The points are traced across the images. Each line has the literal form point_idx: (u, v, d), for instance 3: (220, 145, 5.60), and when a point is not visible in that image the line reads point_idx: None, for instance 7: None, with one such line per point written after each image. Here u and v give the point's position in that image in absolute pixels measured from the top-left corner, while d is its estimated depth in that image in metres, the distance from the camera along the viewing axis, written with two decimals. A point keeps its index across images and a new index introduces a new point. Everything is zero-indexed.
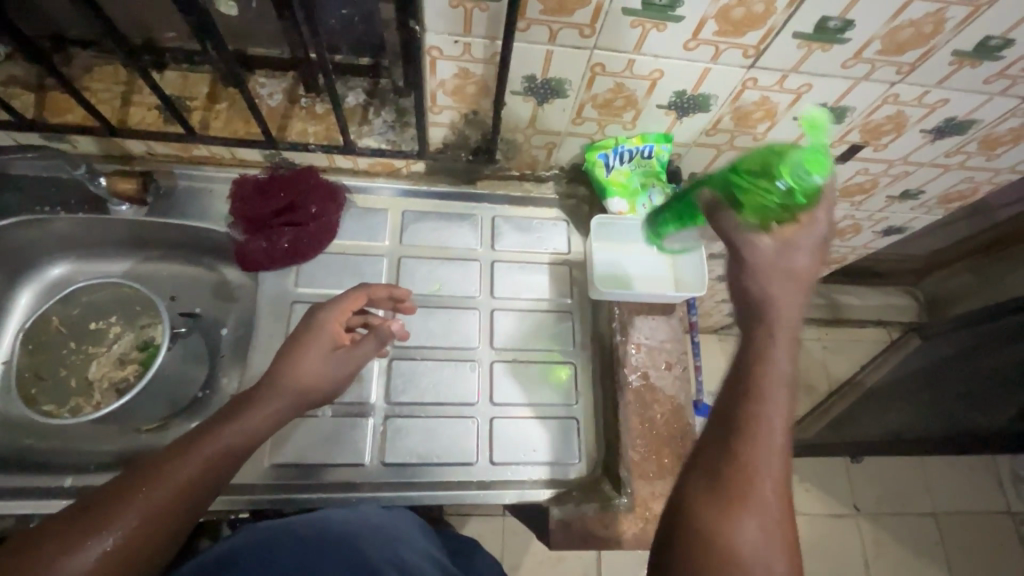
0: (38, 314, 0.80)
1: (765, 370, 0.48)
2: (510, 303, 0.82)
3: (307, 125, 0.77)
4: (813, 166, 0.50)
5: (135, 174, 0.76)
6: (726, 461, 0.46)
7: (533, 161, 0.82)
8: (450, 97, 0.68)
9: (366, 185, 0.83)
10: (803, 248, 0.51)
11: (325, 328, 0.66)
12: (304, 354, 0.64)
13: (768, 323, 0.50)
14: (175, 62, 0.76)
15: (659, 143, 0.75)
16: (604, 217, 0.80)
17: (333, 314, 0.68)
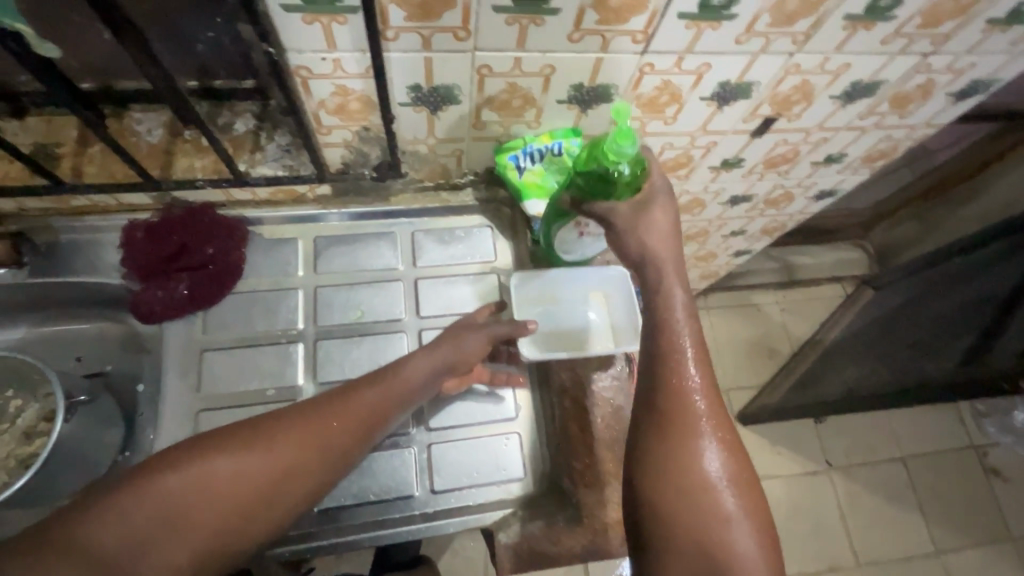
0: None
1: (668, 308, 0.57)
2: (439, 320, 0.78)
3: (193, 159, 0.72)
4: (626, 140, 0.54)
5: (4, 236, 0.69)
6: (657, 437, 0.52)
7: (445, 169, 0.78)
8: (336, 117, 0.64)
9: (272, 215, 0.78)
10: (652, 206, 0.62)
11: (452, 352, 0.65)
12: (411, 382, 0.62)
13: (655, 268, 0.60)
14: (34, 107, 0.69)
15: (567, 138, 0.71)
16: (525, 275, 0.77)
17: (462, 335, 0.67)
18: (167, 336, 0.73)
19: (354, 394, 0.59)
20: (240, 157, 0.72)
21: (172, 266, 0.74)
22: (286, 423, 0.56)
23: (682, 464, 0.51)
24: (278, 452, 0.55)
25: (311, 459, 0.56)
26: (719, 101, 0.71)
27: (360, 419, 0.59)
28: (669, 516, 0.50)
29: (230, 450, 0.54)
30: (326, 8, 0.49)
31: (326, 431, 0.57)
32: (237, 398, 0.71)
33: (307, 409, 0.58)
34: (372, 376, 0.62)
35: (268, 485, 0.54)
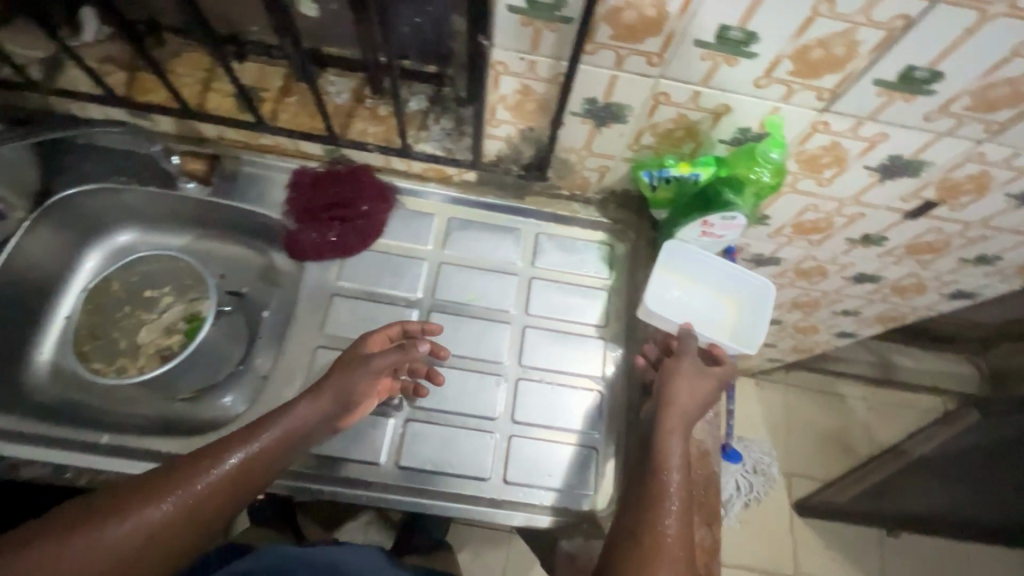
0: (106, 277, 0.84)
1: (675, 370, 0.68)
2: (544, 322, 0.81)
3: (368, 125, 0.80)
4: (773, 149, 0.63)
5: (205, 155, 0.82)
6: (636, 486, 0.61)
7: (584, 182, 0.81)
8: (510, 113, 0.68)
9: (417, 189, 0.84)
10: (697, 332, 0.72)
11: (352, 383, 0.66)
12: (295, 428, 0.62)
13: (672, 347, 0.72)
14: (252, 54, 0.80)
15: (707, 169, 0.68)
16: (677, 242, 0.74)
17: (348, 365, 0.67)
18: (305, 275, 0.80)
19: (229, 448, 0.58)
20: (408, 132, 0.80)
21: (325, 214, 0.81)
22: (153, 483, 0.54)
23: (648, 502, 0.59)
24: (142, 517, 0.52)
25: (181, 522, 0.54)
26: (883, 173, 0.69)
27: (236, 478, 0.57)
28: (644, 495, 0.60)
29: (118, 513, 0.52)
30: (545, 15, 0.54)
31: (201, 490, 0.55)
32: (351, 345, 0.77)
33: (170, 468, 0.56)
34: (253, 426, 0.61)
35: (132, 555, 0.52)
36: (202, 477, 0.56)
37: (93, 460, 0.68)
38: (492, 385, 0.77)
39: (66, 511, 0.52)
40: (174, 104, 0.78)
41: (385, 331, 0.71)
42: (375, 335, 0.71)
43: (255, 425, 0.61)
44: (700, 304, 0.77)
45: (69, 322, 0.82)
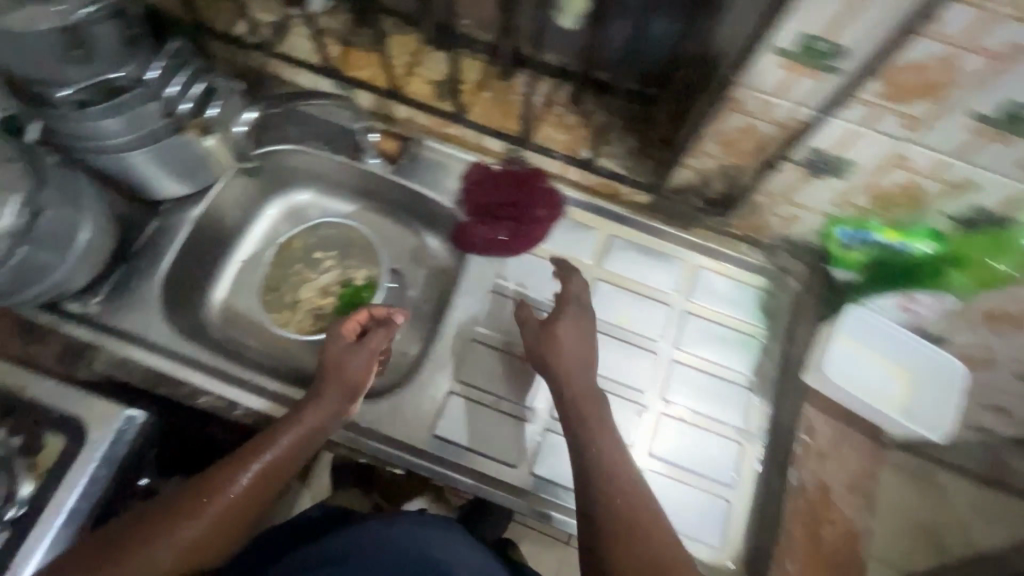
0: (282, 232, 0.92)
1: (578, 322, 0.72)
2: (692, 360, 0.79)
3: (555, 132, 0.80)
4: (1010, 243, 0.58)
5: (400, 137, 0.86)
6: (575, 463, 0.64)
7: (763, 226, 0.78)
8: (717, 148, 0.66)
9: (585, 202, 0.84)
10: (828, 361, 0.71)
11: (357, 375, 0.71)
12: (301, 439, 0.67)
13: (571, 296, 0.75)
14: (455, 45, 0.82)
15: (919, 240, 0.65)
16: (865, 312, 0.80)
17: (338, 367, 0.72)
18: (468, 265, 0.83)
19: (237, 466, 0.64)
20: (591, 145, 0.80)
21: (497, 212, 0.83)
22: (179, 506, 0.62)
23: (603, 489, 0.62)
24: (177, 534, 0.60)
25: (210, 531, 0.62)
26: None
27: (252, 490, 0.64)
28: (630, 500, 0.61)
29: (151, 538, 0.59)
30: (813, 61, 0.50)
31: (220, 504, 0.62)
32: (500, 343, 0.78)
33: (194, 488, 0.63)
34: (257, 443, 0.66)
35: (178, 563, 0.61)
36: (223, 489, 0.63)
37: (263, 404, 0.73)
38: (632, 413, 0.76)
39: (103, 539, 0.59)
40: (380, 84, 0.82)
41: (340, 332, 0.75)
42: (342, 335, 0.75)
43: (260, 441, 0.66)
44: (879, 381, 0.81)
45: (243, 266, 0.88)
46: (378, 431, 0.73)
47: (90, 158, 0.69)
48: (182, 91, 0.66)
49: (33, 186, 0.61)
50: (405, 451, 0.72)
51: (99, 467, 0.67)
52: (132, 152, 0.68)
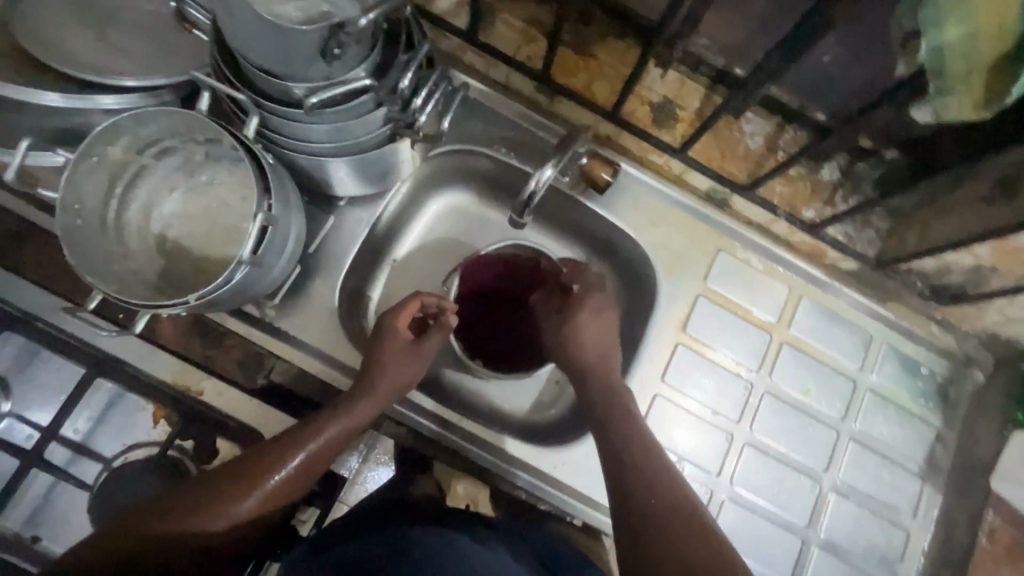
0: (440, 233, 0.83)
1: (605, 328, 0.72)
2: (869, 440, 0.77)
3: (775, 182, 0.73)
4: None
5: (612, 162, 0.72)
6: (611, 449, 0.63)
7: (973, 317, 0.74)
8: (988, 251, 0.61)
9: (782, 256, 0.79)
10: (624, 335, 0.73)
11: (395, 365, 0.65)
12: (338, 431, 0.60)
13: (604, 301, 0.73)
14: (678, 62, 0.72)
15: None
16: None
17: (389, 351, 0.65)
18: (654, 309, 0.77)
19: (278, 450, 0.58)
20: (812, 203, 0.73)
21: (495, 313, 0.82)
22: (210, 498, 0.55)
23: (656, 478, 0.60)
24: (209, 526, 0.54)
25: (231, 514, 0.55)
26: None
27: (293, 481, 0.58)
28: (670, 493, 0.59)
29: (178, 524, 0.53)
30: None
31: (246, 490, 0.56)
32: (685, 402, 0.75)
33: (223, 470, 0.57)
34: (299, 428, 0.60)
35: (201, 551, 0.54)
36: (260, 478, 0.56)
37: (449, 438, 0.72)
38: (806, 490, 0.75)
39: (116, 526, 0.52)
40: (592, 98, 0.73)
41: (402, 315, 0.67)
42: (397, 315, 0.67)
43: (297, 427, 0.60)
44: None
45: (399, 266, 0.81)
46: (562, 482, 0.72)
47: (293, 156, 0.62)
48: (423, 104, 0.59)
49: (263, 196, 0.55)
50: (587, 506, 0.72)
51: None
52: (342, 158, 0.62)
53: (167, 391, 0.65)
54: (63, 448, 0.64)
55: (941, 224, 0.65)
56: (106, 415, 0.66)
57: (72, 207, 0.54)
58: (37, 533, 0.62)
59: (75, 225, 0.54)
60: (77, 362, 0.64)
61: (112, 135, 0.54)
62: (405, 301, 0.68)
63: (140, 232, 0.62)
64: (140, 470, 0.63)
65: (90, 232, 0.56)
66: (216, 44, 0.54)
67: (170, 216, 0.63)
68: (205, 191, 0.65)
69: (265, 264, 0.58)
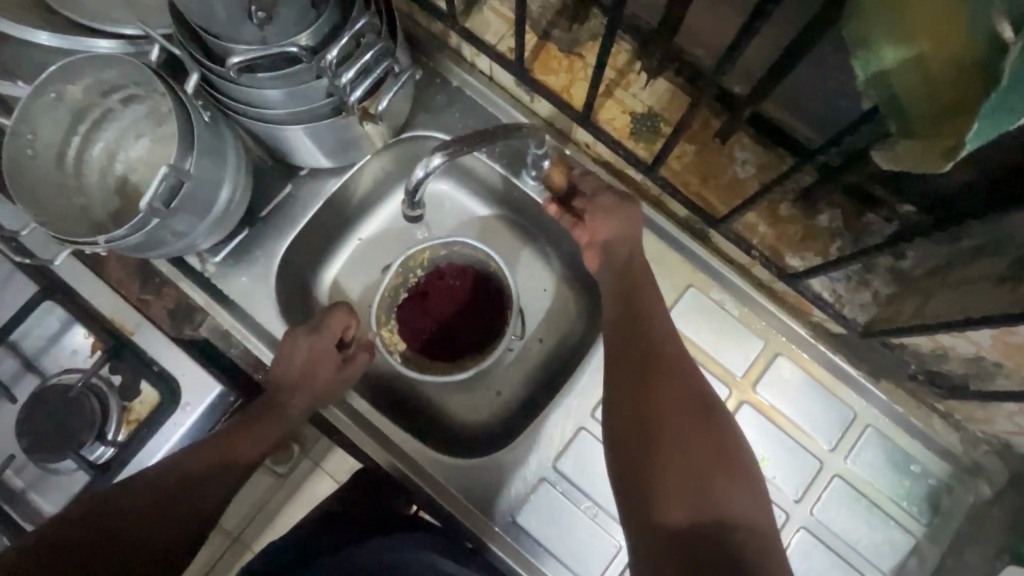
0: (407, 218, 0.81)
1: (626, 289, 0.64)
2: (825, 532, 0.66)
3: (760, 220, 0.65)
4: None
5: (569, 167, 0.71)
6: (638, 381, 0.59)
7: (980, 418, 0.61)
8: (989, 341, 0.50)
9: (763, 305, 0.69)
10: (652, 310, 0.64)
11: (326, 359, 0.66)
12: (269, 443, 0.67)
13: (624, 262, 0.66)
14: (671, 72, 0.64)
15: None
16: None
17: (310, 372, 0.66)
18: None
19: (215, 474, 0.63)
20: (800, 250, 0.64)
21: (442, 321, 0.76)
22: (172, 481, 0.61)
23: (687, 423, 0.57)
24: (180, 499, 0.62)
25: (187, 530, 0.63)
26: None
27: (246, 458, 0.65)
28: (702, 436, 0.56)
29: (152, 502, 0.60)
30: None
31: (199, 509, 0.63)
32: None
33: (154, 490, 0.60)
34: (228, 449, 0.64)
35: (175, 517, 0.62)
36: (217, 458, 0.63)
37: (355, 431, 0.69)
38: None
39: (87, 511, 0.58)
40: (570, 99, 0.68)
41: (328, 339, 0.67)
42: (320, 338, 0.66)
43: (224, 449, 0.64)
44: None
45: (359, 247, 0.80)
46: (462, 502, 0.67)
47: (241, 119, 0.62)
48: (355, 77, 0.57)
49: (185, 152, 0.55)
50: (481, 532, 0.67)
51: (187, 435, 0.67)
52: (280, 125, 0.61)
53: (106, 324, 0.68)
54: (12, 359, 0.69)
55: (942, 300, 0.54)
56: (55, 337, 0.70)
57: (25, 138, 0.57)
58: None
59: (25, 155, 0.57)
60: (35, 283, 0.69)
61: (70, 75, 0.57)
62: (325, 321, 0.67)
63: (101, 171, 0.65)
64: (64, 394, 0.65)
65: (43, 165, 0.59)
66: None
67: (132, 160, 0.66)
68: (168, 141, 0.67)
69: (188, 217, 0.59)
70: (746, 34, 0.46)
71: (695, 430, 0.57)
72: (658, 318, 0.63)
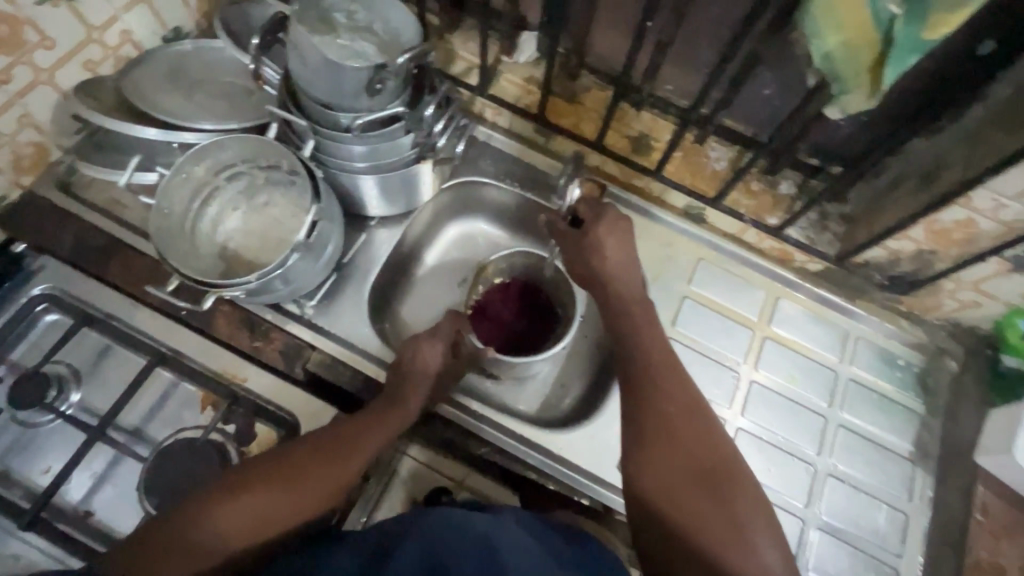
0: (456, 251, 0.95)
1: (638, 310, 0.75)
2: (857, 426, 0.82)
3: (741, 196, 0.86)
4: None
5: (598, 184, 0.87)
6: (649, 429, 0.67)
7: (933, 306, 0.82)
8: (923, 234, 0.72)
9: (757, 262, 0.89)
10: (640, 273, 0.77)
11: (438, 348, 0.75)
12: (389, 433, 0.69)
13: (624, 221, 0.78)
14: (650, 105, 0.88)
15: None
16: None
17: (423, 365, 0.73)
18: None
19: (345, 456, 0.66)
20: (775, 212, 0.85)
21: (513, 320, 0.88)
22: (316, 442, 0.66)
23: (692, 478, 0.63)
24: (311, 458, 0.65)
25: (322, 511, 0.64)
26: None
27: (373, 433, 0.68)
28: (708, 479, 0.63)
29: (296, 456, 0.64)
30: None
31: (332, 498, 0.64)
32: None
33: (299, 461, 0.64)
34: (357, 435, 0.67)
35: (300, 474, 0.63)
36: (355, 431, 0.67)
37: (468, 420, 0.77)
38: (797, 472, 0.78)
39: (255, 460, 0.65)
40: (581, 134, 0.89)
41: (444, 338, 0.76)
42: (436, 338, 0.76)
43: (356, 430, 0.67)
44: None
45: (419, 283, 0.92)
46: (572, 462, 0.76)
47: (336, 174, 0.76)
48: (441, 129, 0.74)
49: (314, 199, 0.69)
50: (594, 482, 0.76)
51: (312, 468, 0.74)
52: (372, 174, 0.75)
53: (216, 378, 0.74)
54: (119, 432, 0.72)
55: (883, 218, 0.76)
56: (160, 403, 0.74)
57: (164, 211, 0.68)
58: (90, 506, 0.68)
59: (163, 224, 0.68)
60: (144, 354, 0.74)
61: (200, 156, 0.70)
62: (441, 325, 0.77)
63: (209, 240, 0.75)
64: (188, 446, 0.70)
65: (173, 234, 0.70)
66: (283, 85, 0.70)
67: (232, 229, 0.76)
68: (262, 209, 0.78)
69: (308, 257, 0.71)
70: (737, 41, 0.67)
71: (704, 474, 0.63)
72: (670, 365, 0.71)
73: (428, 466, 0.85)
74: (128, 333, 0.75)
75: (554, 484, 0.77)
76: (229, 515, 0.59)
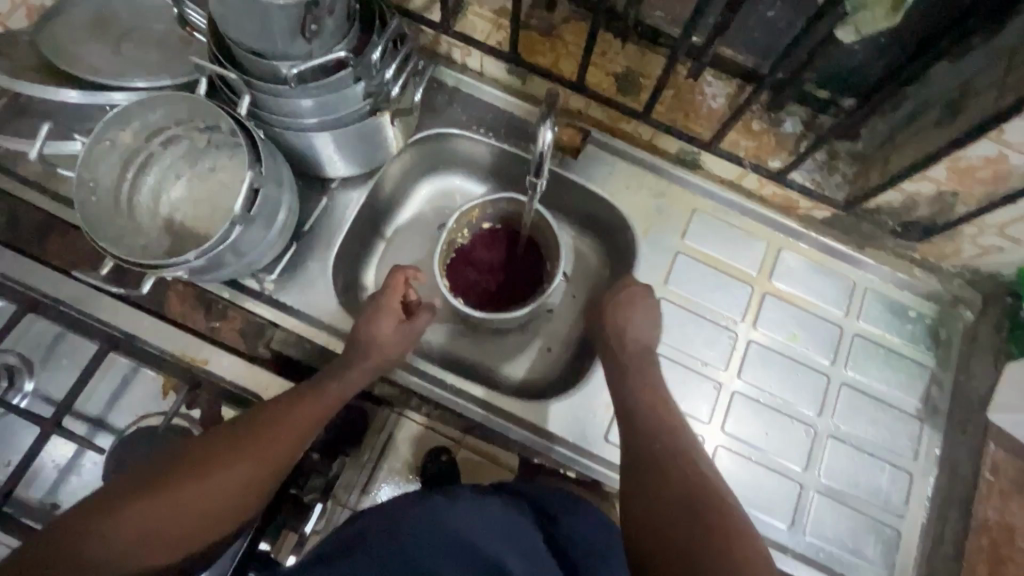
0: (429, 211, 0.88)
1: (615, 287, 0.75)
2: (861, 383, 0.77)
3: (740, 137, 0.77)
4: None
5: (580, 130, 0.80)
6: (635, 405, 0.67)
7: (951, 252, 0.75)
8: (945, 173, 0.63)
9: (758, 210, 0.81)
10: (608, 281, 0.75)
11: (389, 316, 0.70)
12: (328, 404, 0.66)
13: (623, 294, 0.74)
14: (637, 36, 0.77)
15: None
16: None
17: (375, 329, 0.69)
18: (638, 266, 0.79)
19: (275, 434, 0.62)
20: (777, 153, 0.76)
21: (496, 273, 0.82)
22: (252, 420, 0.62)
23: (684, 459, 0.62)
24: (248, 435, 0.61)
25: (260, 487, 0.60)
26: None
27: (315, 406, 0.65)
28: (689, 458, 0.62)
29: (233, 437, 0.61)
30: None
31: (252, 490, 0.60)
32: (672, 353, 0.76)
33: (236, 440, 0.61)
34: (285, 416, 0.63)
35: (236, 451, 0.60)
36: (296, 404, 0.64)
37: (442, 396, 0.73)
38: (796, 435, 0.74)
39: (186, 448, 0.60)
40: (560, 73, 0.79)
41: (395, 298, 0.72)
42: (386, 300, 0.72)
43: (298, 403, 0.64)
44: None
45: (393, 247, 0.86)
46: (555, 434, 0.73)
47: (283, 134, 0.67)
48: (393, 75, 0.65)
49: (254, 162, 0.61)
50: (580, 455, 0.73)
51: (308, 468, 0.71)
52: (323, 132, 0.67)
53: (174, 361, 0.69)
54: (81, 421, 0.68)
55: (899, 156, 0.67)
56: (120, 390, 0.70)
57: (88, 183, 0.61)
58: (56, 499, 0.65)
59: (90, 198, 0.61)
60: (94, 339, 0.70)
61: (123, 120, 0.62)
62: (390, 284, 0.73)
63: (150, 212, 0.68)
64: (151, 434, 0.66)
65: (105, 209, 0.63)
66: (210, 34, 0.61)
67: (176, 199, 0.69)
68: (207, 176, 0.71)
69: (258, 227, 0.65)
70: None
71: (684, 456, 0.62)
72: (659, 421, 0.66)
73: (428, 428, 0.79)
74: (78, 317, 0.70)
75: (540, 458, 0.74)
76: (155, 503, 0.55)
